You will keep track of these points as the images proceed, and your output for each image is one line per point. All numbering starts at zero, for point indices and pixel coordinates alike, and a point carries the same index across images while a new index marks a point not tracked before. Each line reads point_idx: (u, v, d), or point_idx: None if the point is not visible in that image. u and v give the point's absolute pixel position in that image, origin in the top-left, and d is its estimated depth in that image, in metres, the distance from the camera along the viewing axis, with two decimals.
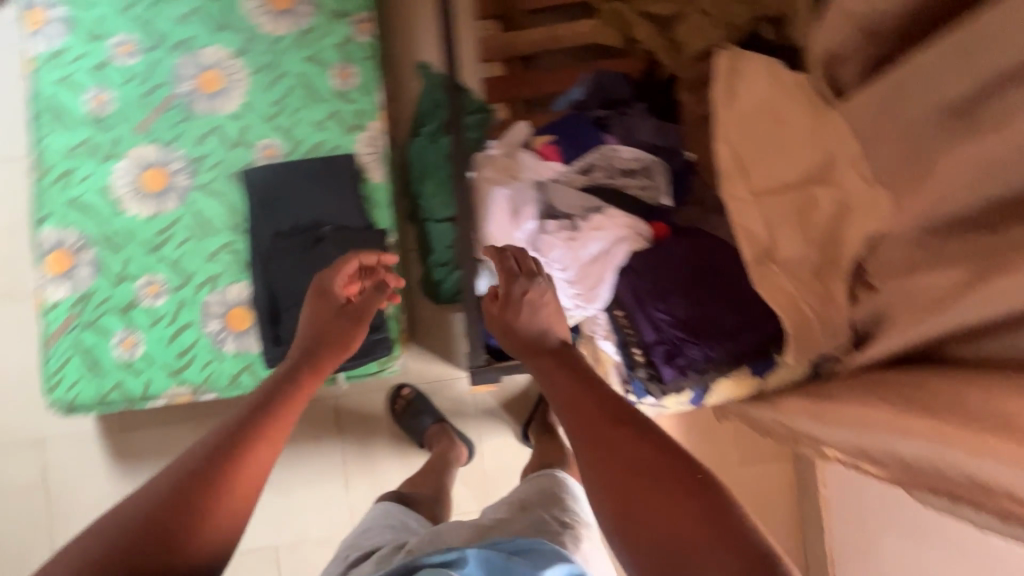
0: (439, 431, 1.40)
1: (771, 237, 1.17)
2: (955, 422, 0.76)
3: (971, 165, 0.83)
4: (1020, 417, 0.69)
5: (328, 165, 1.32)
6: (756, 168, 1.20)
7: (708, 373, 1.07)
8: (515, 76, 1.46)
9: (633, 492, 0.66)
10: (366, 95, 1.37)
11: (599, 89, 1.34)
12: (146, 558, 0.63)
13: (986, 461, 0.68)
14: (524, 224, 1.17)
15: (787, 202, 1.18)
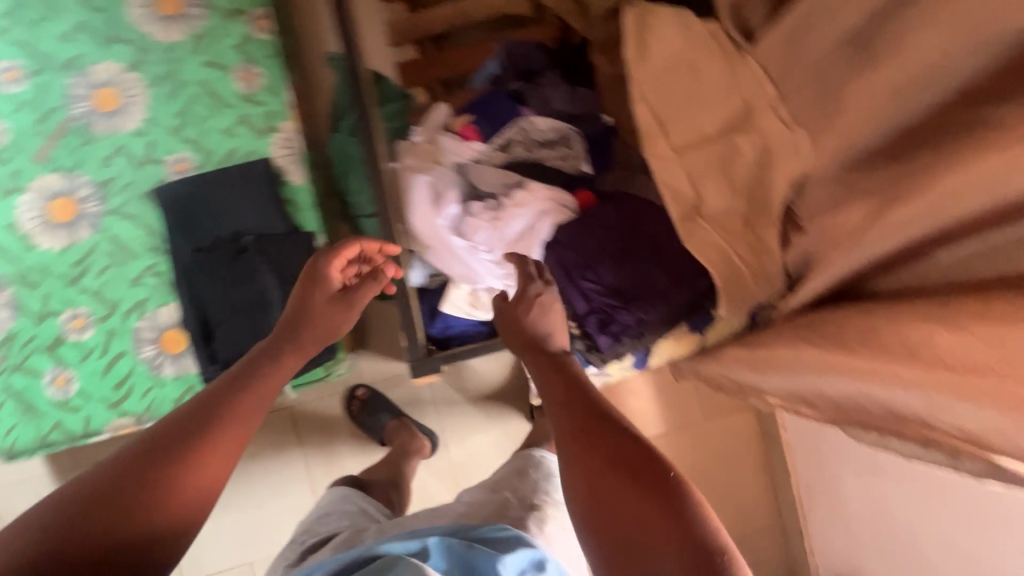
0: (398, 426, 1.41)
1: (697, 192, 1.15)
2: (870, 354, 0.75)
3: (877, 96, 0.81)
4: (926, 345, 0.67)
5: (243, 173, 1.25)
6: (676, 124, 1.18)
7: (644, 335, 1.06)
8: (428, 57, 1.41)
9: (605, 491, 0.63)
10: (274, 94, 1.30)
11: (513, 60, 1.30)
12: (110, 523, 0.58)
13: (907, 393, 0.68)
14: (446, 210, 1.12)
15: (710, 154, 1.16)
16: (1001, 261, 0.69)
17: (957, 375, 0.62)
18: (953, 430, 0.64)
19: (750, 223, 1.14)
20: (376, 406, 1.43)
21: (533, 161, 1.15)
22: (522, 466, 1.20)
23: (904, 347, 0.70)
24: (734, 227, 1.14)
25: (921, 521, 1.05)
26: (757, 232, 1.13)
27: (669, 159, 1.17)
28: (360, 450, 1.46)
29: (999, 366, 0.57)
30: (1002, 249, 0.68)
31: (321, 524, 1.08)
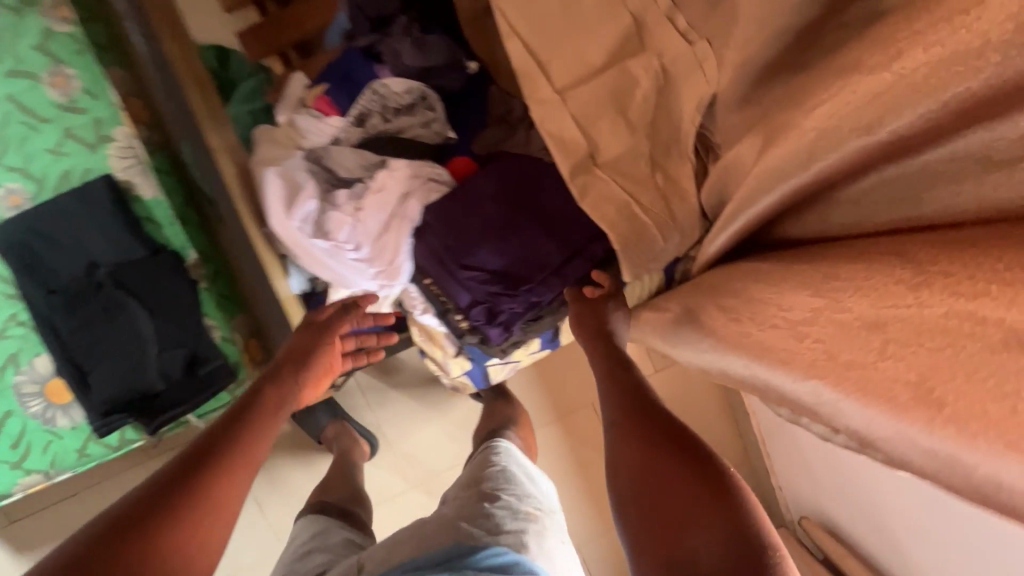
0: (337, 431, 1.31)
1: (589, 137, 0.98)
2: (762, 332, 0.61)
3: None
4: (813, 324, 0.54)
5: (83, 196, 1.09)
6: (557, 57, 0.98)
7: (541, 318, 0.95)
8: (273, 19, 1.19)
9: (654, 480, 0.63)
10: (99, 96, 1.10)
11: (359, 8, 1.07)
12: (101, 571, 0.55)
13: (797, 389, 0.54)
14: (300, 209, 0.96)
15: (599, 89, 0.97)
16: (892, 209, 0.54)
17: (853, 370, 0.47)
18: (839, 430, 0.52)
19: (654, 165, 0.98)
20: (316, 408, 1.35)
21: (392, 134, 0.98)
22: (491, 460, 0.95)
23: (791, 324, 0.57)
24: (638, 172, 0.98)
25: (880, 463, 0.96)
26: (664, 175, 0.97)
27: (552, 102, 0.98)
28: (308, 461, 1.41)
29: (878, 359, 0.45)
30: (892, 190, 0.53)
31: (300, 567, 0.84)
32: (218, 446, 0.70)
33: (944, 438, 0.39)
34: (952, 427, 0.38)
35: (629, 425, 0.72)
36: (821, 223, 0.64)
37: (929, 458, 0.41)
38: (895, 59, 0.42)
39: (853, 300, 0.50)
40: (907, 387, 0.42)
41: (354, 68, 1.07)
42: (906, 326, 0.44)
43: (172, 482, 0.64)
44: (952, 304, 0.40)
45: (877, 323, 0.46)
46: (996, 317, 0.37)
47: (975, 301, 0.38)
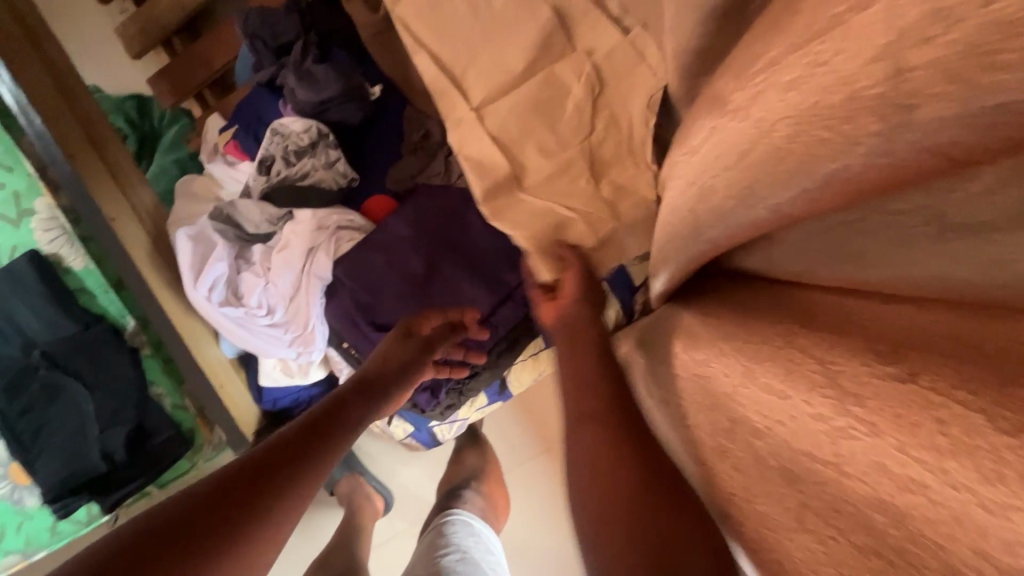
0: (352, 485, 1.25)
1: (513, 160, 0.81)
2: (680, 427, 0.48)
3: None
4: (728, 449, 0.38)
5: (10, 277, 1.04)
6: (472, 67, 0.82)
7: (478, 375, 0.84)
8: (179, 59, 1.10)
9: (598, 476, 0.44)
10: (16, 165, 1.05)
11: (257, 36, 0.94)
12: None
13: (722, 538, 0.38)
14: (203, 277, 0.86)
15: (520, 100, 0.80)
16: (838, 263, 0.37)
17: (765, 536, 0.32)
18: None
19: (596, 183, 0.80)
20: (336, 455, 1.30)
21: (295, 181, 0.88)
22: (446, 544, 0.75)
23: (705, 429, 0.41)
24: (576, 200, 0.80)
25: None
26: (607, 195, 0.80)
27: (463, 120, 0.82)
28: (315, 527, 1.34)
29: (789, 531, 0.30)
30: (834, 242, 0.37)
31: None
32: (259, 482, 0.47)
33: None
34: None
35: (586, 391, 0.52)
36: (766, 264, 0.47)
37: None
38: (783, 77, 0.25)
39: (762, 421, 0.34)
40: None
41: (259, 108, 0.97)
42: (822, 496, 0.28)
43: (232, 502, 0.45)
44: (873, 487, 0.25)
45: (791, 475, 0.31)
46: (932, 540, 0.22)
47: (905, 496, 0.24)
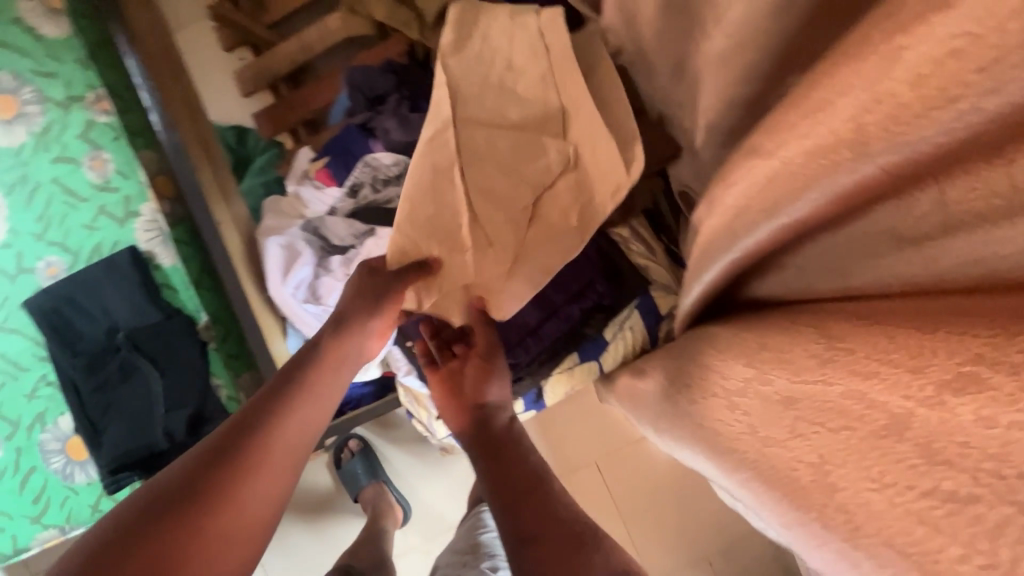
0: (376, 493, 1.34)
1: (473, 195, 0.83)
2: (700, 402, 0.61)
3: (743, 50, 0.67)
4: (741, 399, 0.52)
5: (109, 267, 1.19)
6: (466, 101, 0.82)
7: (521, 380, 0.96)
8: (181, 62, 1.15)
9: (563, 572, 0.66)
10: (130, 176, 1.24)
11: (357, 89, 1.17)
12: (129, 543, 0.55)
13: (741, 487, 0.49)
14: (295, 276, 1.04)
15: (506, 143, 0.84)
16: (833, 279, 0.53)
17: (769, 448, 0.45)
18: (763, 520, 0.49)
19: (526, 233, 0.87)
20: (366, 461, 1.38)
21: (380, 204, 1.06)
22: (484, 525, 1.08)
23: (733, 391, 0.54)
24: (511, 247, 0.86)
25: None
26: (540, 253, 0.88)
27: (441, 129, 0.81)
28: (335, 532, 1.41)
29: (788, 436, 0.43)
30: (829, 260, 0.53)
31: None
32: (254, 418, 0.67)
33: (834, 534, 0.36)
34: (841, 518, 0.36)
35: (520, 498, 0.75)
36: (779, 287, 0.64)
37: (819, 555, 0.38)
38: (793, 133, 0.39)
39: (776, 371, 0.47)
40: (808, 469, 0.40)
41: (350, 142, 1.15)
42: (812, 405, 0.41)
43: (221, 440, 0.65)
44: (848, 384, 0.38)
45: (791, 400, 0.44)
46: (881, 399, 0.35)
47: (866, 380, 0.36)
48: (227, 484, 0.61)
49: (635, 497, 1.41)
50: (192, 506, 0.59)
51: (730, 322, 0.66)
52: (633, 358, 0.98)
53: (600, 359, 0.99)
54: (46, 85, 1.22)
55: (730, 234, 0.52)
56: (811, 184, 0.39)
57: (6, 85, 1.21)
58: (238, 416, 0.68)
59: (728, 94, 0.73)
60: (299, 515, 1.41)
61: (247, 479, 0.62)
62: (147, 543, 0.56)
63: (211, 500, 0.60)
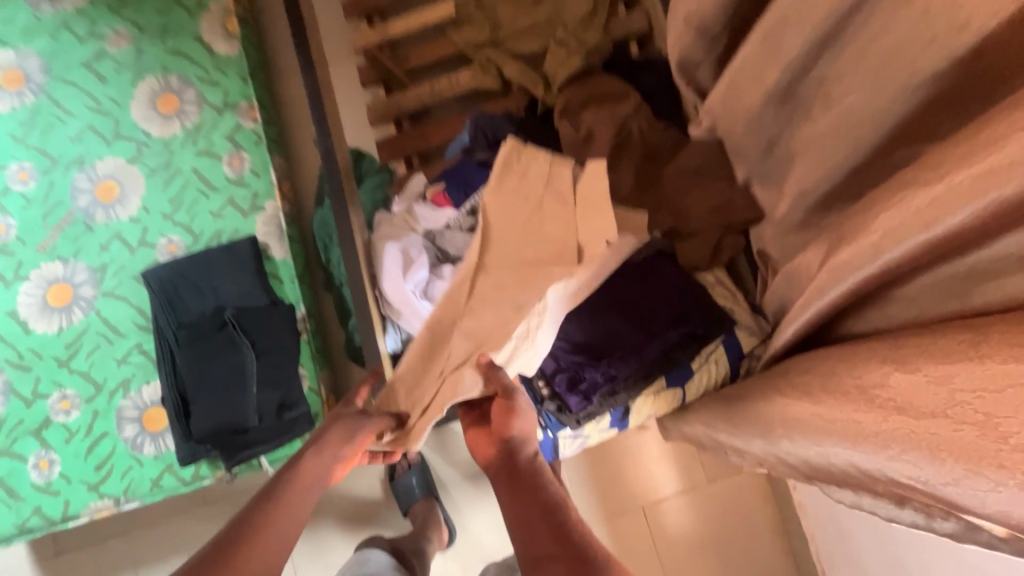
0: (427, 508, 1.34)
1: (463, 333, 1.05)
2: (827, 404, 0.70)
3: (845, 132, 0.82)
4: (881, 389, 0.62)
5: (230, 251, 1.29)
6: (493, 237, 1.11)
7: (618, 394, 1.04)
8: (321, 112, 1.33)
9: None
10: (261, 176, 1.37)
11: (481, 131, 1.34)
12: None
13: (894, 460, 0.58)
14: (414, 275, 1.19)
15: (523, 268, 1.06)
16: (947, 303, 0.65)
17: (933, 422, 0.53)
18: (904, 501, 0.62)
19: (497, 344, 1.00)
20: (420, 476, 1.39)
21: None
22: None
23: (870, 386, 0.64)
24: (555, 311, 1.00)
25: (909, 536, 0.96)
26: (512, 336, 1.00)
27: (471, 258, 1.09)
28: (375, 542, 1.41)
29: (949, 406, 0.52)
30: (947, 286, 0.64)
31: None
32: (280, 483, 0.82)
33: (1013, 472, 0.45)
34: (1019, 455, 0.44)
35: (540, 533, 0.70)
36: (881, 318, 0.76)
37: (999, 493, 0.46)
38: (969, 163, 0.51)
39: (923, 361, 0.58)
40: (977, 425, 0.49)
41: (469, 173, 1.31)
42: (970, 376, 0.51)
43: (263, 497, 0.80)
44: (1011, 353, 0.48)
45: (947, 379, 0.54)
46: None
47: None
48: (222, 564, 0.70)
49: (675, 545, 1.45)
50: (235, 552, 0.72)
51: (842, 346, 0.77)
52: (718, 391, 1.08)
53: (685, 387, 1.08)
54: (208, 90, 1.40)
55: (871, 253, 0.64)
56: (967, 202, 0.51)
57: (174, 87, 1.39)
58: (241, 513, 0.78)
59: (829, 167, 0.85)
60: (343, 524, 1.42)
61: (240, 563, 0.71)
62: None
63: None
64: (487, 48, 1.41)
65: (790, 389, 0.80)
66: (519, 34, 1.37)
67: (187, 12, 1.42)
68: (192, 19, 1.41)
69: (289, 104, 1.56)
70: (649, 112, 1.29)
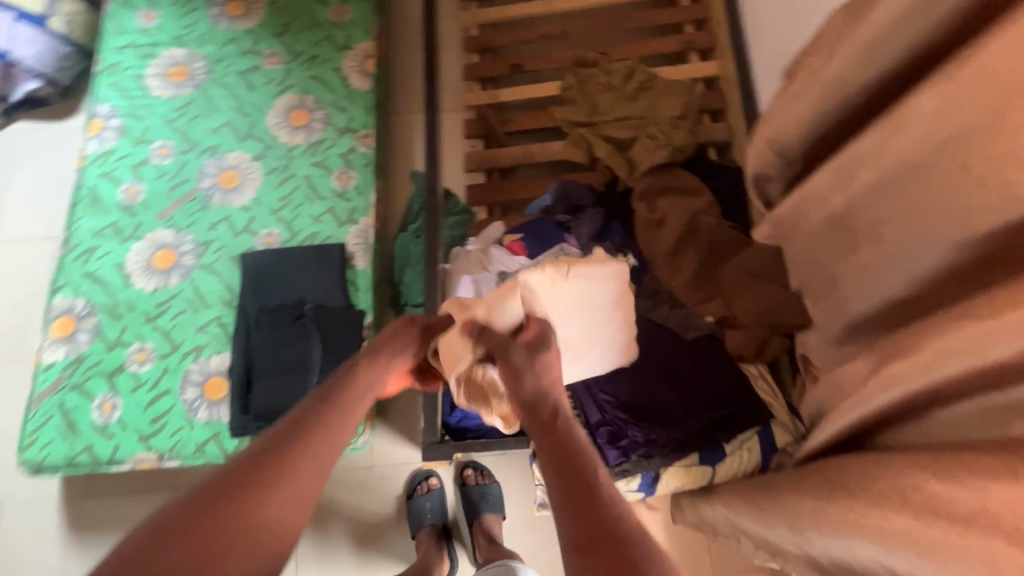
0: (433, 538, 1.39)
1: None
2: (861, 501, 0.76)
3: (889, 261, 0.91)
4: (917, 492, 0.68)
5: (321, 252, 1.44)
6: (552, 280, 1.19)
7: (652, 458, 1.14)
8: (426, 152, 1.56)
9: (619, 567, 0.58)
10: (361, 195, 1.54)
11: (564, 197, 1.48)
12: (185, 518, 0.59)
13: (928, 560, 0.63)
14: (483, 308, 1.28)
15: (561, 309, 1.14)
16: (984, 431, 0.72)
17: (965, 530, 0.59)
18: None
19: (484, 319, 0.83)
20: (436, 503, 1.43)
21: None
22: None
23: (903, 491, 0.70)
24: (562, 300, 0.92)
25: None
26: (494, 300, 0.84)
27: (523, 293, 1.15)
28: (376, 564, 1.44)
29: (980, 514, 0.59)
30: (985, 415, 0.71)
31: None
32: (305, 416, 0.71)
33: None
34: None
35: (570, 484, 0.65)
36: (918, 435, 0.82)
37: None
38: (1017, 307, 0.59)
39: (957, 475, 0.64)
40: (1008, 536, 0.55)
41: (548, 230, 1.44)
42: (1002, 493, 0.57)
43: (287, 431, 0.69)
44: None
45: (980, 493, 0.60)
46: None
47: None
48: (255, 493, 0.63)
49: None
50: (249, 486, 0.63)
51: (878, 454, 0.83)
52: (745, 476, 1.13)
53: (716, 468, 1.14)
54: (335, 113, 1.60)
55: (922, 370, 0.72)
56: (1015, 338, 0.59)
57: (307, 105, 1.60)
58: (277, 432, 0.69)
59: (880, 291, 0.94)
60: (350, 534, 1.45)
61: (258, 491, 0.63)
62: (180, 539, 0.57)
63: (234, 516, 0.61)
64: (581, 126, 1.59)
65: (825, 485, 0.86)
66: (613, 121, 1.55)
67: (335, 49, 1.65)
68: (337, 55, 1.64)
69: (395, 138, 1.76)
70: (717, 211, 1.43)
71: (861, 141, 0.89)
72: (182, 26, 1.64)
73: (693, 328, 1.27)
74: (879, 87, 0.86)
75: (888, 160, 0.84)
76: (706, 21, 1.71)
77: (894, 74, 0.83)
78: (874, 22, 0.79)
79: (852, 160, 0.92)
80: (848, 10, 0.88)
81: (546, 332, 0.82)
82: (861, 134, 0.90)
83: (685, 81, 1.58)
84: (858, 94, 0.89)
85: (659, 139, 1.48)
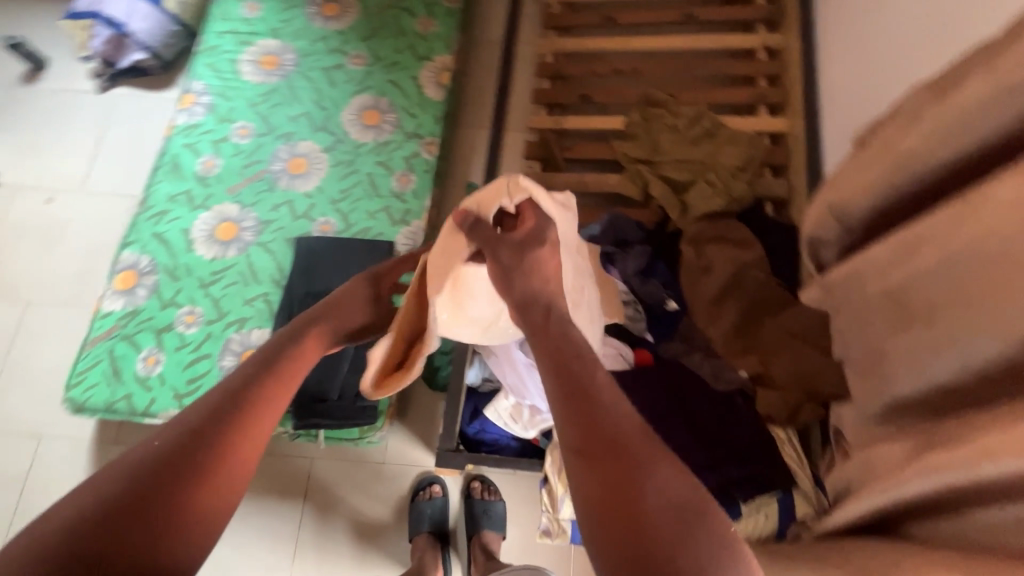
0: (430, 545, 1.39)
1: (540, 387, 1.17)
2: None
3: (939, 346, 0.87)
4: None
5: (370, 247, 1.50)
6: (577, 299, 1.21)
7: None
8: None
9: (608, 446, 0.57)
10: (417, 198, 1.59)
11: (613, 228, 1.48)
12: (142, 482, 0.55)
13: None
14: None
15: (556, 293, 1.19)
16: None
17: None
18: None
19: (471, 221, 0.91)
20: (437, 510, 1.44)
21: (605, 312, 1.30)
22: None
23: None
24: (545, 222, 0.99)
25: None
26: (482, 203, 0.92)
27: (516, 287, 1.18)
28: (371, 560, 1.45)
29: None
30: None
31: None
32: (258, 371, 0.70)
33: None
34: None
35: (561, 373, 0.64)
36: (952, 532, 0.78)
37: None
38: None
39: None
40: None
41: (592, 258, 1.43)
42: None
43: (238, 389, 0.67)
44: None
45: None
46: None
47: None
48: (177, 495, 0.56)
49: None
50: (209, 441, 0.60)
51: (905, 544, 0.79)
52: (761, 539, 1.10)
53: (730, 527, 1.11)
54: (406, 118, 1.67)
55: (964, 464, 0.69)
56: None
57: (381, 107, 1.68)
58: (194, 423, 0.61)
59: (928, 375, 0.91)
60: (350, 525, 1.47)
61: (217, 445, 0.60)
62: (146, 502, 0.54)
63: (198, 472, 0.58)
64: (640, 163, 1.60)
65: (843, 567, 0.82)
66: (673, 162, 1.56)
67: (415, 58, 1.73)
68: (416, 64, 1.72)
69: (458, 150, 1.81)
70: (767, 267, 1.40)
71: (929, 221, 0.87)
72: (280, 20, 1.76)
73: (724, 380, 1.28)
74: (954, 167, 0.84)
75: (954, 245, 0.82)
76: (781, 77, 1.70)
77: (973, 159, 0.81)
78: (957, 105, 0.78)
79: (918, 238, 0.89)
80: (931, 89, 0.88)
81: (540, 226, 0.89)
82: (929, 214, 0.88)
83: (751, 134, 1.58)
84: (932, 173, 0.88)
85: (717, 187, 1.48)
